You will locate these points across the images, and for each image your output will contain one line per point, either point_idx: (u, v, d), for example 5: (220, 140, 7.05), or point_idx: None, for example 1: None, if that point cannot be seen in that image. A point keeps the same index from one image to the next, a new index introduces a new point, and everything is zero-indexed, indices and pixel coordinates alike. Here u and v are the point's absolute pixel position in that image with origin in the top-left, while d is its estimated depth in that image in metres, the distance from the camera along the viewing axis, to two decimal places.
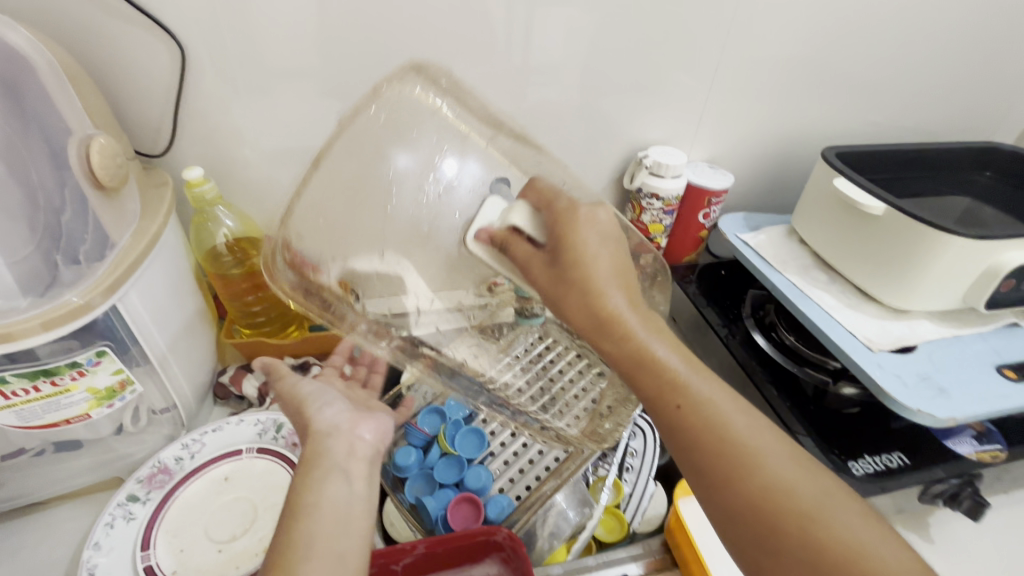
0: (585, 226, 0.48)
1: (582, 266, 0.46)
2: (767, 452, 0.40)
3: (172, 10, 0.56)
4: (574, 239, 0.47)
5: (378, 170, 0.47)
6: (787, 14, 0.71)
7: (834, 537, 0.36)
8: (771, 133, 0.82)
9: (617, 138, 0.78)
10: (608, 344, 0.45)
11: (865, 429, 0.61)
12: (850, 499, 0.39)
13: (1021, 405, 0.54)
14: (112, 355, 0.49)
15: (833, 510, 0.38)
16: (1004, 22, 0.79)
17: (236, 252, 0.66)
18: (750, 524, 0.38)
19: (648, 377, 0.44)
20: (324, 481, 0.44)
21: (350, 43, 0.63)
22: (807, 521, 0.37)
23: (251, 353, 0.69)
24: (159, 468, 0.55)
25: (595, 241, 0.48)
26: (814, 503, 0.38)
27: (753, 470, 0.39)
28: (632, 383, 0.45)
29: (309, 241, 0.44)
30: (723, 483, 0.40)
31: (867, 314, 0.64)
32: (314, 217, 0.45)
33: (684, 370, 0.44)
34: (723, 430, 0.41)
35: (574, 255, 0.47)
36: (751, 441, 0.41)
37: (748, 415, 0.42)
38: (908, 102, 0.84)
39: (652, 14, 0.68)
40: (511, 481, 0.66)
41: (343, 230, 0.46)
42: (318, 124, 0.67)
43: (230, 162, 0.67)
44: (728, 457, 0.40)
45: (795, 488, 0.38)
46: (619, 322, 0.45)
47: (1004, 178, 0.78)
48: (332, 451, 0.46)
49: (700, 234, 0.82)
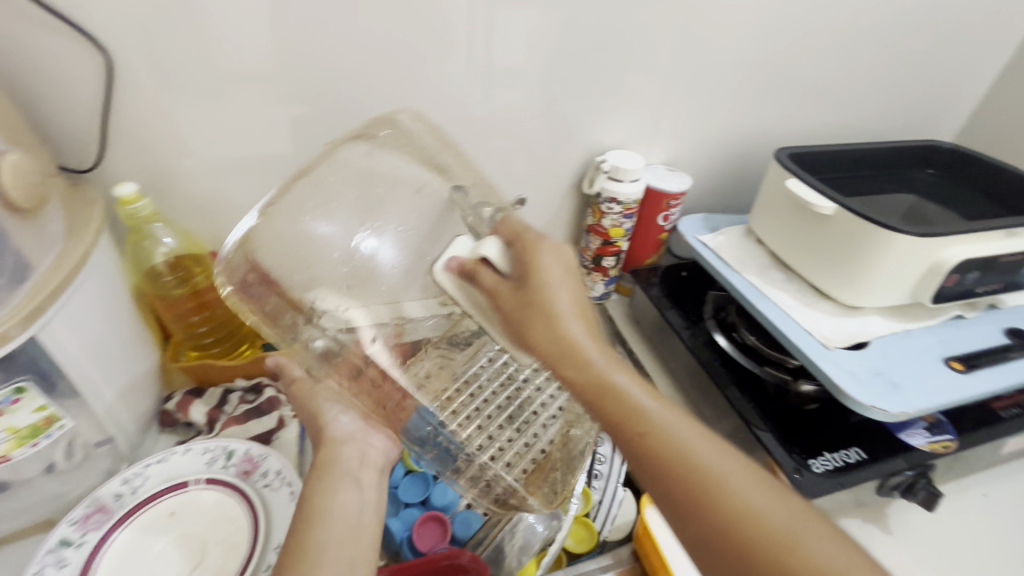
0: (545, 254, 0.53)
1: (540, 296, 0.51)
2: (738, 480, 0.40)
3: (94, 16, 0.52)
4: (535, 271, 0.52)
5: (340, 204, 0.49)
6: (736, 19, 0.72)
7: (810, 566, 0.36)
8: (726, 135, 0.83)
9: (575, 143, 0.78)
10: (570, 369, 0.48)
11: (825, 425, 0.62)
12: (823, 525, 0.39)
13: (967, 396, 0.56)
14: (33, 390, 0.45)
15: (807, 537, 0.38)
16: (940, 25, 0.82)
17: (178, 271, 0.63)
18: (727, 557, 0.38)
19: (611, 404, 0.46)
20: (336, 489, 0.49)
21: (294, 48, 0.60)
22: (782, 551, 0.37)
23: (199, 377, 0.66)
24: (97, 508, 0.51)
25: (553, 266, 0.53)
26: (788, 533, 0.38)
27: (725, 499, 0.39)
28: (596, 410, 0.47)
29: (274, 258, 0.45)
30: (696, 516, 0.40)
31: (822, 312, 0.65)
32: (278, 236, 0.46)
33: (647, 397, 0.45)
34: (693, 459, 0.42)
35: (538, 283, 0.51)
36: (717, 468, 0.41)
37: (711, 441, 0.43)
38: (856, 102, 0.87)
39: (605, 18, 0.68)
40: None
41: (303, 255, 0.46)
42: (263, 133, 0.64)
43: (169, 175, 0.64)
44: (700, 485, 0.40)
45: (768, 515, 0.38)
46: (579, 350, 0.48)
47: (945, 175, 0.81)
48: (344, 460, 0.51)
49: (660, 237, 0.83)
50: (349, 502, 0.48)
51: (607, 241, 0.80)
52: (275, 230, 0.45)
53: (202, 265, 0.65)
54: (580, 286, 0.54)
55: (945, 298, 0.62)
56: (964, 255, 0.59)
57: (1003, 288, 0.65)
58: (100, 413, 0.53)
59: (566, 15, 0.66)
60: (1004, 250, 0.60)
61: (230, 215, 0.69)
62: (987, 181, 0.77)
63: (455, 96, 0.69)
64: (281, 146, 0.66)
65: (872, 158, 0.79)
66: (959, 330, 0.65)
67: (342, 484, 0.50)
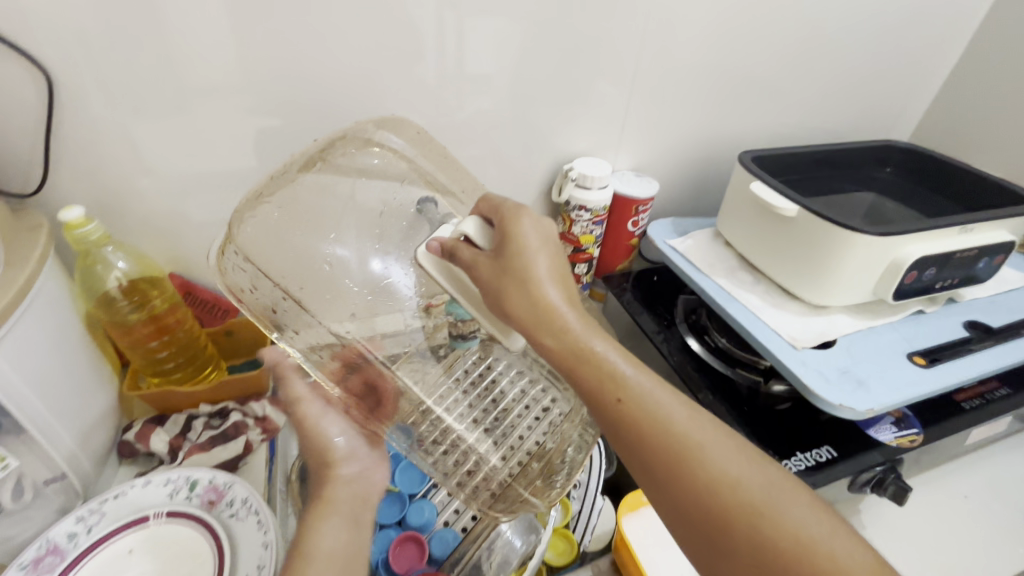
0: (525, 221, 0.49)
1: (521, 259, 0.47)
2: (713, 447, 0.40)
3: (32, 34, 0.50)
4: (513, 238, 0.48)
5: (328, 209, 0.54)
6: (696, 26, 0.73)
7: (781, 531, 0.37)
8: (691, 140, 0.84)
9: (542, 152, 0.78)
10: (547, 336, 0.44)
11: (796, 424, 0.63)
12: (797, 491, 0.39)
13: (930, 389, 0.58)
14: None
15: (779, 502, 0.38)
16: (892, 28, 0.84)
17: (134, 296, 0.60)
18: (702, 523, 0.39)
19: (589, 376, 0.43)
20: (320, 526, 0.49)
21: (248, 62, 0.58)
22: (755, 516, 0.38)
23: (160, 403, 0.63)
24: (47, 552, 0.48)
25: (532, 233, 0.48)
26: (761, 496, 0.38)
27: (698, 467, 0.40)
28: (576, 383, 0.44)
29: (257, 252, 0.47)
30: (673, 484, 0.40)
31: (790, 312, 0.66)
32: (265, 236, 0.49)
33: (626, 363, 0.43)
34: (667, 427, 0.41)
35: (516, 249, 0.47)
36: (695, 436, 0.41)
37: (688, 409, 0.43)
38: (815, 104, 0.89)
39: (566, 26, 0.68)
40: (456, 513, 0.63)
41: (290, 255, 0.50)
42: (220, 149, 0.62)
43: (121, 197, 0.61)
44: (674, 455, 0.40)
45: (739, 480, 0.39)
46: (558, 316, 0.45)
47: (902, 173, 0.83)
48: (337, 501, 0.51)
49: (630, 242, 0.83)
50: (339, 541, 0.48)
51: (578, 248, 0.80)
52: (263, 226, 0.49)
53: (160, 289, 0.62)
54: (561, 255, 0.50)
55: (905, 296, 0.63)
56: (921, 252, 0.61)
57: (960, 283, 0.67)
58: (50, 448, 0.50)
59: (528, 25, 0.66)
60: (958, 246, 0.62)
61: (188, 234, 0.67)
62: (941, 178, 0.79)
63: (419, 108, 0.68)
64: (239, 163, 0.64)
65: (832, 159, 0.81)
66: (921, 325, 0.66)
67: (336, 520, 0.50)
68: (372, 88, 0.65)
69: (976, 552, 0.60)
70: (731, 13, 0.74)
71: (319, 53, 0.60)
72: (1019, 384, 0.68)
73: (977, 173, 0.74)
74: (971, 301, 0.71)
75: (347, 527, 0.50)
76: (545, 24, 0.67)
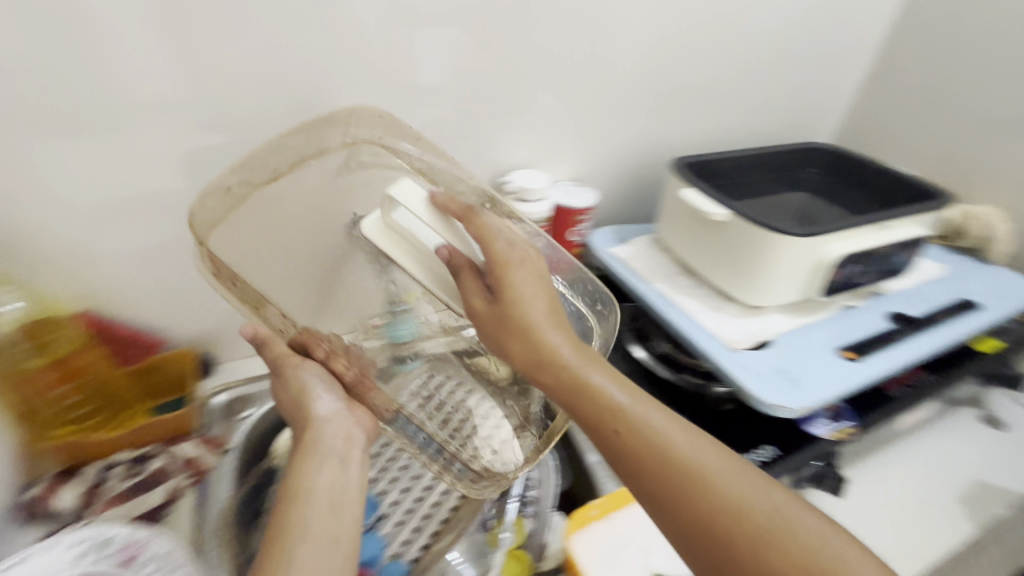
0: (512, 254, 0.49)
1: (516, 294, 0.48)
2: (718, 476, 0.40)
3: None
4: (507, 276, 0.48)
5: (298, 203, 0.58)
6: (622, 37, 0.75)
7: (791, 555, 0.37)
8: (627, 148, 0.85)
9: (479, 165, 0.76)
10: (549, 375, 0.45)
11: (740, 425, 0.64)
12: (805, 509, 0.40)
13: (860, 382, 0.60)
14: None
15: (792, 526, 0.39)
16: (807, 35, 0.88)
17: (35, 335, 0.57)
18: (711, 551, 0.39)
19: (585, 404, 0.44)
20: (312, 467, 0.44)
21: (153, 79, 0.54)
22: (762, 541, 0.38)
23: (73, 452, 0.59)
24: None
25: (524, 276, 0.48)
26: (769, 523, 0.39)
27: (707, 490, 0.40)
28: (573, 411, 0.44)
29: (229, 253, 0.54)
30: (680, 511, 0.40)
31: (727, 315, 0.68)
32: (241, 233, 0.55)
33: (622, 394, 0.44)
34: (670, 451, 0.41)
35: (510, 290, 0.48)
36: (700, 464, 0.41)
37: (690, 434, 0.43)
38: (744, 109, 0.91)
39: (497, 37, 0.67)
40: (406, 543, 0.61)
41: (261, 248, 0.57)
42: (126, 175, 0.57)
43: (13, 231, 0.55)
44: (677, 475, 0.40)
45: (753, 507, 0.39)
46: (558, 360, 0.45)
47: (827, 173, 0.87)
48: (330, 440, 0.46)
49: (575, 252, 0.83)
50: (329, 481, 0.43)
51: None
52: (239, 230, 0.55)
53: (65, 327, 0.59)
54: (548, 280, 0.50)
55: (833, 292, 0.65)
56: (844, 250, 0.63)
57: (881, 276, 0.70)
58: None
59: (453, 37, 0.65)
60: (876, 242, 0.65)
61: (94, 268, 0.61)
62: (862, 178, 0.83)
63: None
64: (151, 188, 0.59)
65: (760, 162, 0.83)
66: (850, 319, 0.69)
67: (321, 462, 0.44)
68: (288, 105, 0.61)
69: (923, 535, 0.61)
70: (655, 22, 0.75)
71: (228, 69, 0.57)
72: (941, 368, 0.72)
73: (891, 172, 0.79)
74: (894, 292, 0.75)
75: (334, 465, 0.45)
76: (471, 36, 0.66)
